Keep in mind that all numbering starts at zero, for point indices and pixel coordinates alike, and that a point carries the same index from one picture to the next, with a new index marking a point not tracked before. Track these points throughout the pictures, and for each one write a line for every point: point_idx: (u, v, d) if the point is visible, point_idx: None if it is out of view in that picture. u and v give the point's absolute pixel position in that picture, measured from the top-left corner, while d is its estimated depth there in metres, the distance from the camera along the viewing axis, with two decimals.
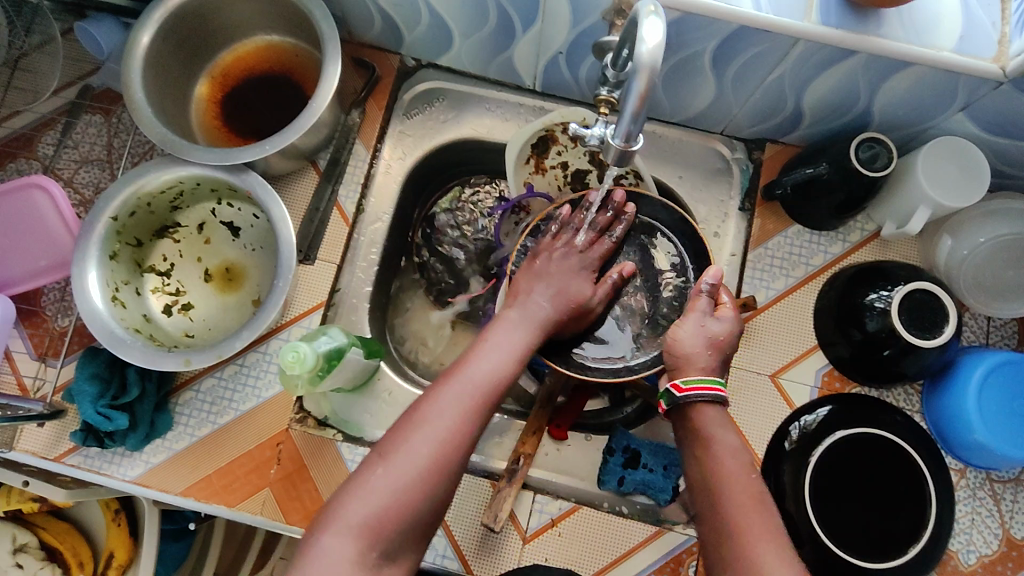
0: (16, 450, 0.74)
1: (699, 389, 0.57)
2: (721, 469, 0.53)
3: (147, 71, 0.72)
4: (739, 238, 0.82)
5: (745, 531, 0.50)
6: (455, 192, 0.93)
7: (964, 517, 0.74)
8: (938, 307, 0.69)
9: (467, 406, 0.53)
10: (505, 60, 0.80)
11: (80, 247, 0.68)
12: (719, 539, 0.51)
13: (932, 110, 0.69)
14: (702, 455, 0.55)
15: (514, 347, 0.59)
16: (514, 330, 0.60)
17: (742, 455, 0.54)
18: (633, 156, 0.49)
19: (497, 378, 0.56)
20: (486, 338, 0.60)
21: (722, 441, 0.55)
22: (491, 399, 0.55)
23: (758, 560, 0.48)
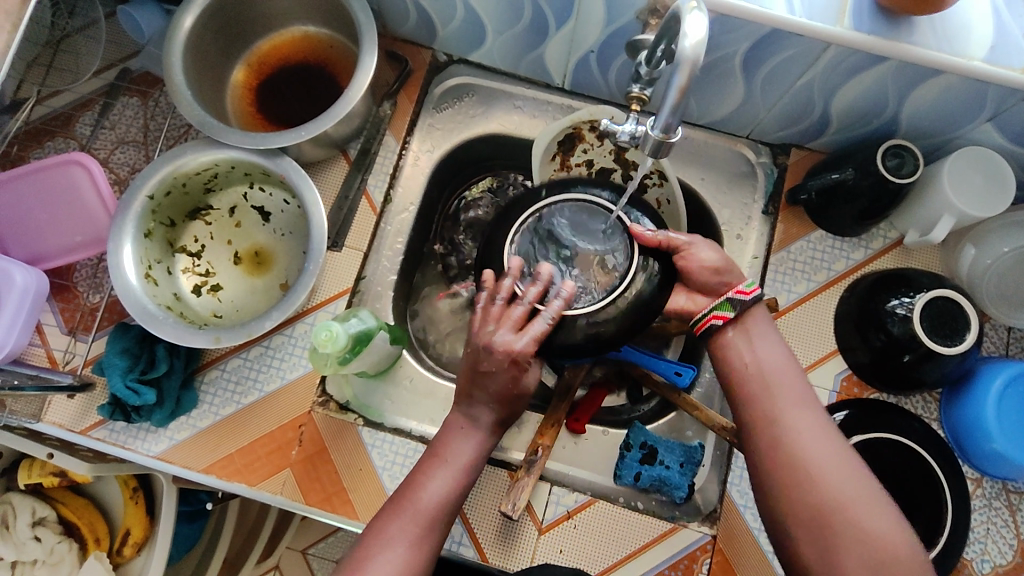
0: (44, 421, 0.75)
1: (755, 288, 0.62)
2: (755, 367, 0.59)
3: (188, 55, 0.74)
4: (762, 241, 0.82)
5: (787, 404, 0.57)
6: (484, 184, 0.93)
7: (979, 526, 0.74)
8: (958, 315, 0.69)
9: (410, 536, 0.55)
10: (536, 58, 0.81)
11: (118, 224, 0.70)
12: (758, 417, 0.57)
13: (957, 121, 0.70)
14: (744, 354, 0.60)
15: (460, 467, 0.59)
16: (464, 442, 0.59)
17: (784, 355, 0.60)
18: (669, 150, 0.50)
19: (442, 503, 0.57)
20: (435, 452, 0.60)
21: (761, 344, 0.61)
22: (435, 527, 0.56)
23: (800, 429, 0.55)
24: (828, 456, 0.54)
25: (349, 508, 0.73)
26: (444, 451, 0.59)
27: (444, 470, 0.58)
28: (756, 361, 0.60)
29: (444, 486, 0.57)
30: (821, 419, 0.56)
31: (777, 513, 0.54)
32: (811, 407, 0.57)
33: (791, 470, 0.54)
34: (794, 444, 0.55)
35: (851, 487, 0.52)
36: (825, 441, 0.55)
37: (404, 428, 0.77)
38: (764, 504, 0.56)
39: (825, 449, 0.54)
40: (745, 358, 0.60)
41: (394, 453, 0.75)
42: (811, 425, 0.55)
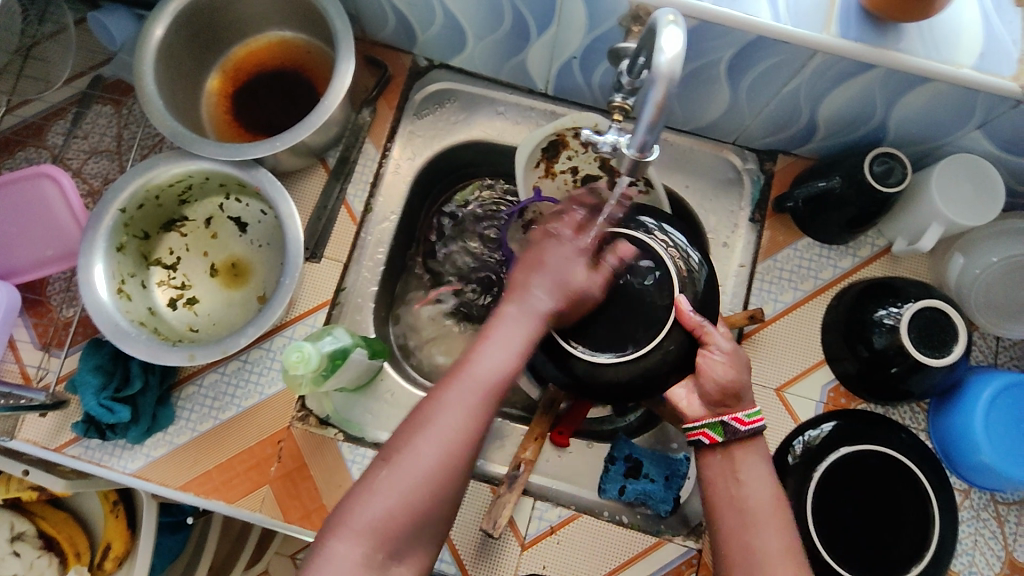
0: (18, 439, 0.74)
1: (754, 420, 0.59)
2: (742, 504, 0.58)
3: (159, 63, 0.72)
4: (749, 249, 0.81)
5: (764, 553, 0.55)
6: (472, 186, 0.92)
7: (967, 538, 0.73)
8: (947, 326, 0.68)
9: (465, 404, 0.52)
10: (518, 64, 0.79)
11: (88, 239, 0.68)
12: (729, 557, 0.57)
13: (946, 128, 0.69)
14: (731, 485, 0.59)
15: (516, 340, 0.55)
16: (511, 319, 0.56)
17: (773, 494, 0.58)
18: (647, 167, 0.48)
19: (498, 374, 0.54)
20: (483, 331, 0.56)
21: (750, 478, 0.58)
22: (493, 399, 0.53)
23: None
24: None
25: None
26: (491, 326, 0.56)
27: (494, 342, 0.55)
28: (742, 497, 0.58)
29: (499, 361, 0.54)
30: (794, 572, 0.54)
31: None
32: (787, 558, 0.55)
33: None
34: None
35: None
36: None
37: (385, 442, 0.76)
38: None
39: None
40: (730, 489, 0.58)
41: None
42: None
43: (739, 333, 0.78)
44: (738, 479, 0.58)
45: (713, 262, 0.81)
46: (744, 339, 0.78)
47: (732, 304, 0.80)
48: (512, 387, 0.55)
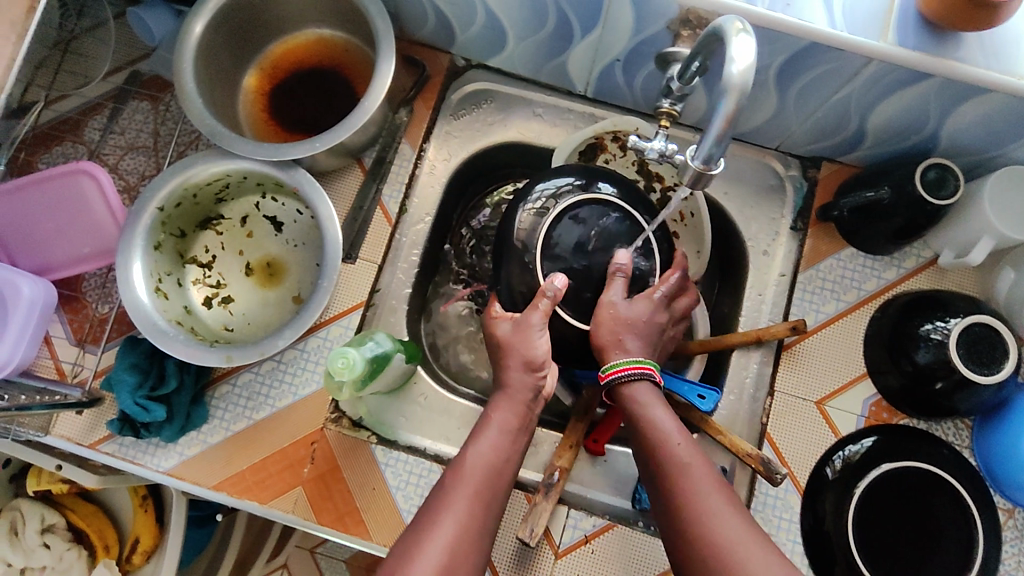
0: (52, 435, 0.74)
1: (620, 371, 0.59)
2: (649, 437, 0.56)
3: (199, 61, 0.71)
4: (790, 258, 0.79)
5: (698, 503, 0.51)
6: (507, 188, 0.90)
7: (1010, 558, 0.72)
8: (997, 343, 0.67)
9: (468, 495, 0.53)
10: (559, 65, 0.78)
11: (126, 237, 0.68)
12: (673, 496, 0.53)
13: (1003, 139, 0.67)
14: (636, 419, 0.57)
15: (502, 430, 0.58)
16: (499, 412, 0.59)
17: (681, 432, 0.56)
18: (710, 181, 0.47)
19: (490, 466, 0.55)
20: (475, 427, 0.59)
21: (659, 415, 0.57)
22: (489, 494, 0.54)
23: (716, 537, 0.49)
24: (764, 565, 0.48)
25: (362, 528, 0.71)
26: (481, 422, 0.58)
27: (484, 436, 0.57)
28: (666, 440, 0.55)
29: (488, 449, 0.56)
30: (724, 500, 0.51)
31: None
32: (719, 489, 0.52)
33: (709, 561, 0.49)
34: (719, 551, 0.49)
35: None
36: (749, 547, 0.49)
37: (418, 446, 0.75)
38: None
39: (752, 561, 0.48)
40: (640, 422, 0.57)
41: (408, 473, 0.73)
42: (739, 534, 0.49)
43: (779, 344, 0.77)
44: (653, 417, 0.57)
45: (752, 270, 0.80)
46: (785, 350, 0.77)
47: (772, 313, 0.78)
48: (503, 481, 0.56)
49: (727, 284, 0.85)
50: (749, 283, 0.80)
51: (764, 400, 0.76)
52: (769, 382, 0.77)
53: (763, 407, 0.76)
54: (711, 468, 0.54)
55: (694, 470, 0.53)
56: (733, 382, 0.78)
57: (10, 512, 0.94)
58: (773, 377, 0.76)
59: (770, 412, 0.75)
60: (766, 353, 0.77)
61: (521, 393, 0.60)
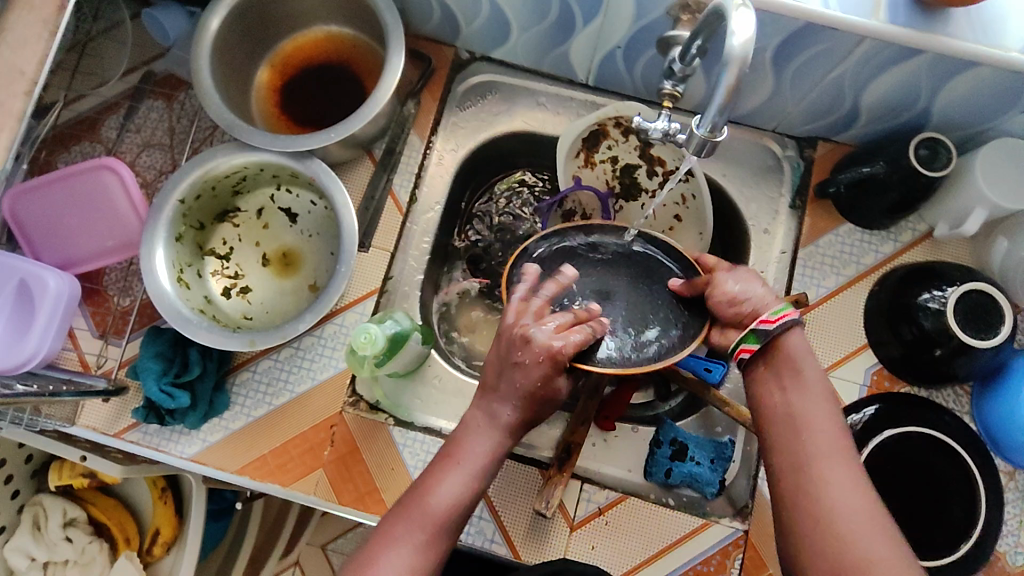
0: (78, 425, 0.75)
1: (781, 317, 0.59)
2: (785, 389, 0.58)
3: (215, 57, 0.74)
4: (790, 236, 0.82)
5: (823, 450, 0.54)
6: (517, 175, 0.93)
7: (1012, 519, 0.74)
8: (993, 308, 0.69)
9: (417, 543, 0.53)
10: (561, 54, 0.81)
11: (149, 228, 0.70)
12: (790, 443, 0.55)
13: (991, 112, 0.69)
14: (774, 371, 0.59)
15: (473, 467, 0.57)
16: (472, 447, 0.58)
17: (826, 392, 0.57)
18: (714, 149, 0.50)
19: (453, 507, 0.55)
20: (447, 456, 0.58)
21: (807, 369, 0.58)
22: (442, 535, 0.54)
23: (830, 479, 0.52)
24: (868, 513, 0.50)
25: (382, 507, 0.73)
26: (454, 454, 0.58)
27: (455, 471, 0.57)
28: (789, 392, 0.58)
29: (456, 488, 0.56)
30: (854, 470, 0.53)
31: (800, 554, 0.51)
32: (847, 458, 0.53)
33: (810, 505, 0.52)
34: (830, 494, 0.51)
35: (879, 544, 0.49)
36: (856, 492, 0.51)
37: (434, 427, 0.77)
38: (789, 537, 0.53)
39: (860, 504, 0.51)
40: (783, 375, 0.58)
41: (425, 452, 0.75)
42: (849, 481, 0.52)
43: None
44: (800, 369, 0.58)
45: (753, 248, 0.83)
46: None
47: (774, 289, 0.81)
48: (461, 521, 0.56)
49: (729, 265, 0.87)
50: (751, 261, 0.82)
51: None
52: None
53: None
54: (842, 426, 0.56)
55: (841, 434, 0.55)
56: None
57: (33, 507, 0.96)
58: None
59: None
60: None
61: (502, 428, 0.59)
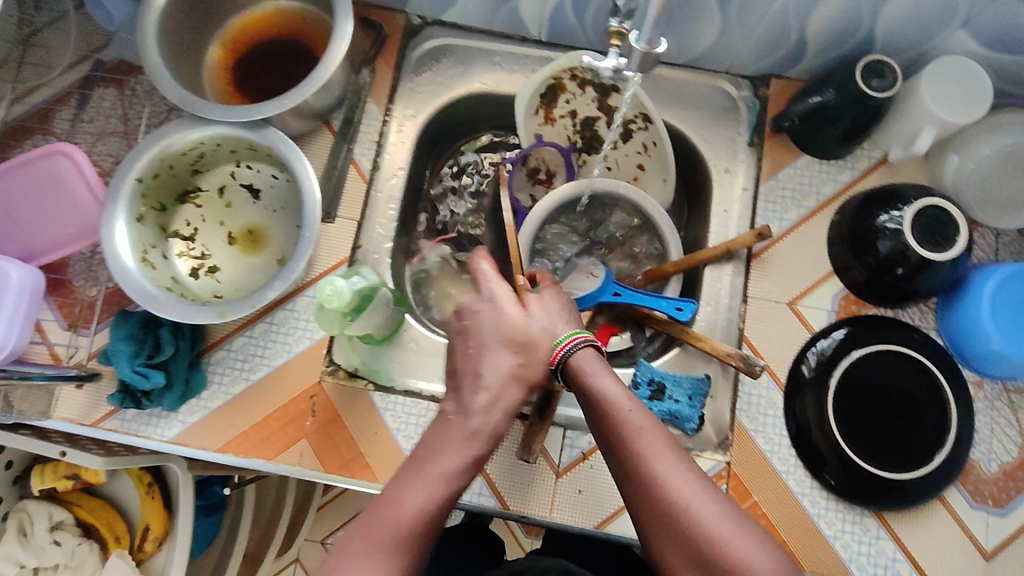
0: (54, 417, 0.74)
1: (564, 346, 0.53)
2: (607, 422, 0.51)
3: (162, 35, 0.73)
4: (750, 173, 0.83)
5: (647, 451, 0.49)
6: (482, 137, 0.94)
7: (983, 427, 0.76)
8: (949, 222, 0.71)
9: (387, 572, 0.42)
10: (511, 10, 0.81)
11: (109, 208, 0.69)
12: (633, 480, 0.49)
13: (932, 30, 0.71)
14: (591, 406, 0.52)
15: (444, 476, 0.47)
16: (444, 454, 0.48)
17: (620, 392, 0.52)
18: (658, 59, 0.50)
19: (424, 521, 0.45)
20: (410, 466, 0.48)
21: (603, 384, 0.52)
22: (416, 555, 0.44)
23: (663, 484, 0.48)
24: (701, 500, 0.47)
25: (369, 471, 0.74)
26: (420, 460, 0.47)
27: (421, 477, 0.47)
28: (606, 407, 0.51)
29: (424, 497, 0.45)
30: (680, 460, 0.49)
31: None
32: (672, 451, 0.49)
33: (656, 525, 0.47)
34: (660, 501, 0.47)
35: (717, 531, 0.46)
36: (689, 484, 0.47)
37: (415, 389, 0.77)
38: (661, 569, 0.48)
39: (689, 494, 0.47)
40: (591, 411, 0.52)
41: (407, 414, 0.75)
42: (679, 475, 0.48)
43: (748, 254, 0.81)
44: (603, 394, 0.52)
45: (716, 189, 0.84)
46: (753, 259, 0.81)
47: (739, 226, 0.82)
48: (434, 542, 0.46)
49: (695, 209, 0.88)
50: (715, 201, 0.84)
51: (739, 307, 0.80)
52: (742, 290, 0.80)
53: (739, 314, 0.80)
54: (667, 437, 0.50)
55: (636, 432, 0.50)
56: (709, 297, 0.81)
57: (17, 514, 0.94)
58: (745, 286, 0.80)
59: (746, 318, 0.79)
60: (737, 265, 0.81)
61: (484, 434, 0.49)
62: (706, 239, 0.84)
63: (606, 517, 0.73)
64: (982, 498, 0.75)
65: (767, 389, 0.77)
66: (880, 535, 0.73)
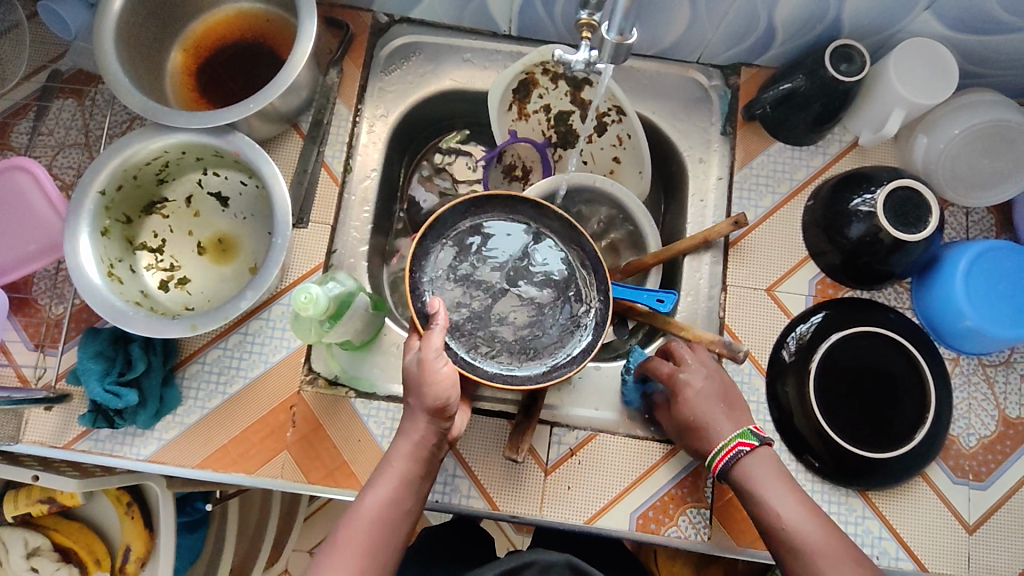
0: (24, 441, 0.72)
1: (725, 455, 0.61)
2: (771, 527, 0.57)
3: (120, 41, 0.71)
4: (724, 162, 0.83)
5: (813, 554, 0.54)
6: (459, 132, 0.93)
7: (961, 403, 0.78)
8: (920, 203, 0.72)
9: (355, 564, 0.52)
10: (479, 6, 0.80)
11: (70, 222, 0.67)
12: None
13: (898, 13, 0.72)
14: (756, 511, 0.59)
15: (400, 478, 0.56)
16: (397, 462, 0.57)
17: (791, 495, 0.58)
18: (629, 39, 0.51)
19: (382, 519, 0.54)
20: (373, 476, 0.57)
21: (771, 494, 0.58)
22: (379, 547, 0.53)
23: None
24: None
25: (354, 480, 0.72)
26: (380, 470, 0.57)
27: (381, 484, 0.56)
28: (777, 516, 0.57)
29: (382, 499, 0.55)
30: (844, 553, 0.54)
31: None
32: (835, 544, 0.54)
33: None
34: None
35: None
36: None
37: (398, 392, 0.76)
38: None
39: None
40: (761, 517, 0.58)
41: (390, 419, 0.74)
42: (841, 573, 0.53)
43: (726, 243, 0.81)
44: (767, 507, 0.58)
45: (691, 178, 0.84)
46: (731, 247, 0.81)
47: (715, 215, 0.82)
48: (396, 533, 0.55)
49: (672, 200, 0.88)
50: (691, 191, 0.83)
51: (720, 295, 0.80)
52: (722, 278, 0.81)
53: (719, 303, 0.80)
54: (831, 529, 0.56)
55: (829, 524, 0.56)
56: (689, 287, 0.81)
57: None
58: (724, 275, 0.80)
59: (726, 306, 0.79)
60: (715, 255, 0.81)
61: (426, 442, 0.57)
62: (683, 230, 0.84)
63: (596, 512, 0.73)
64: (962, 472, 0.76)
65: (749, 375, 0.77)
66: (865, 515, 0.74)
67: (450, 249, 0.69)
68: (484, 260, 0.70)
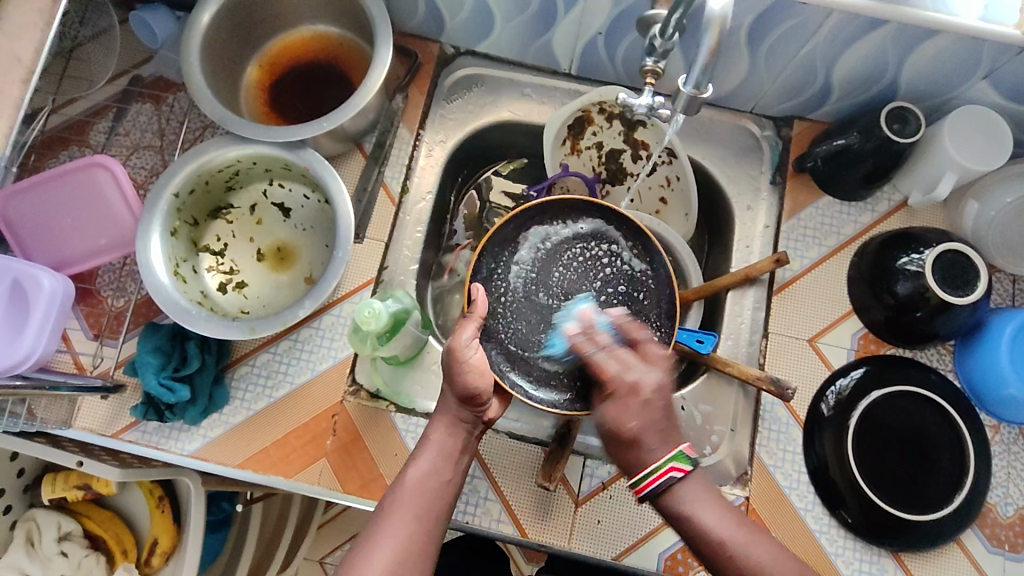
0: (75, 427, 0.75)
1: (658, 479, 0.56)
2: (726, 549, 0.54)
3: (204, 54, 0.75)
4: (772, 211, 0.85)
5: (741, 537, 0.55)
6: (519, 161, 0.96)
7: (1000, 471, 0.77)
8: (967, 267, 0.72)
9: (404, 529, 0.54)
10: (544, 44, 0.83)
11: (144, 220, 0.70)
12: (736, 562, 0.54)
13: (955, 80, 0.73)
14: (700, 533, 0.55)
15: (440, 451, 0.60)
16: (436, 434, 0.61)
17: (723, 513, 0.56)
18: (701, 99, 0.62)
19: (423, 487, 0.57)
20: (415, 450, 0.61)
21: (710, 518, 0.55)
22: (427, 511, 0.56)
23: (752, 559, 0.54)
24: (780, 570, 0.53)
25: None
26: (421, 444, 0.60)
27: (423, 458, 0.59)
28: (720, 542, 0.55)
29: (423, 471, 0.58)
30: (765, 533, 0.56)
31: None
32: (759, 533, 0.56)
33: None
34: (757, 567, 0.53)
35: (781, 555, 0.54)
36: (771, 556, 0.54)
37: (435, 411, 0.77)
38: None
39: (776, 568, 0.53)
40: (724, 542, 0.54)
41: None
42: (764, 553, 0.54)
43: (770, 286, 0.82)
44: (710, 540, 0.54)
45: (738, 225, 0.85)
46: (774, 293, 0.82)
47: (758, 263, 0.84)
48: (442, 501, 0.57)
49: (716, 242, 0.90)
50: (736, 237, 0.85)
51: (760, 342, 0.81)
52: (763, 325, 0.81)
53: (759, 349, 0.81)
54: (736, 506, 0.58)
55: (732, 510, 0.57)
56: (730, 331, 0.82)
57: (25, 523, 0.93)
58: (766, 321, 0.81)
59: (766, 353, 0.80)
60: (758, 301, 0.82)
61: (465, 419, 0.61)
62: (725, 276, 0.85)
63: (625, 548, 0.73)
64: (999, 542, 0.75)
65: (787, 425, 0.78)
66: None
67: (517, 257, 0.74)
68: (560, 272, 0.74)
